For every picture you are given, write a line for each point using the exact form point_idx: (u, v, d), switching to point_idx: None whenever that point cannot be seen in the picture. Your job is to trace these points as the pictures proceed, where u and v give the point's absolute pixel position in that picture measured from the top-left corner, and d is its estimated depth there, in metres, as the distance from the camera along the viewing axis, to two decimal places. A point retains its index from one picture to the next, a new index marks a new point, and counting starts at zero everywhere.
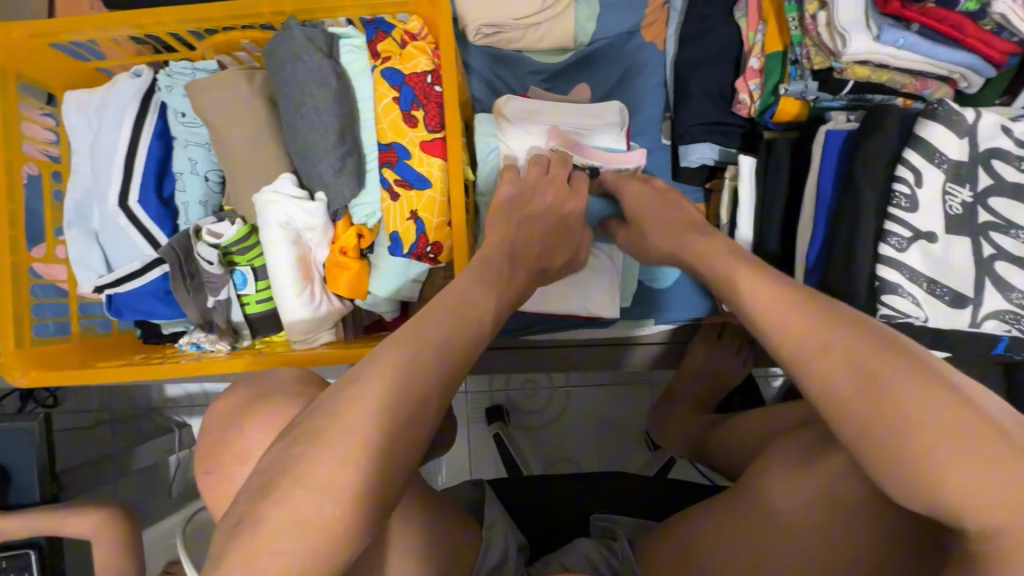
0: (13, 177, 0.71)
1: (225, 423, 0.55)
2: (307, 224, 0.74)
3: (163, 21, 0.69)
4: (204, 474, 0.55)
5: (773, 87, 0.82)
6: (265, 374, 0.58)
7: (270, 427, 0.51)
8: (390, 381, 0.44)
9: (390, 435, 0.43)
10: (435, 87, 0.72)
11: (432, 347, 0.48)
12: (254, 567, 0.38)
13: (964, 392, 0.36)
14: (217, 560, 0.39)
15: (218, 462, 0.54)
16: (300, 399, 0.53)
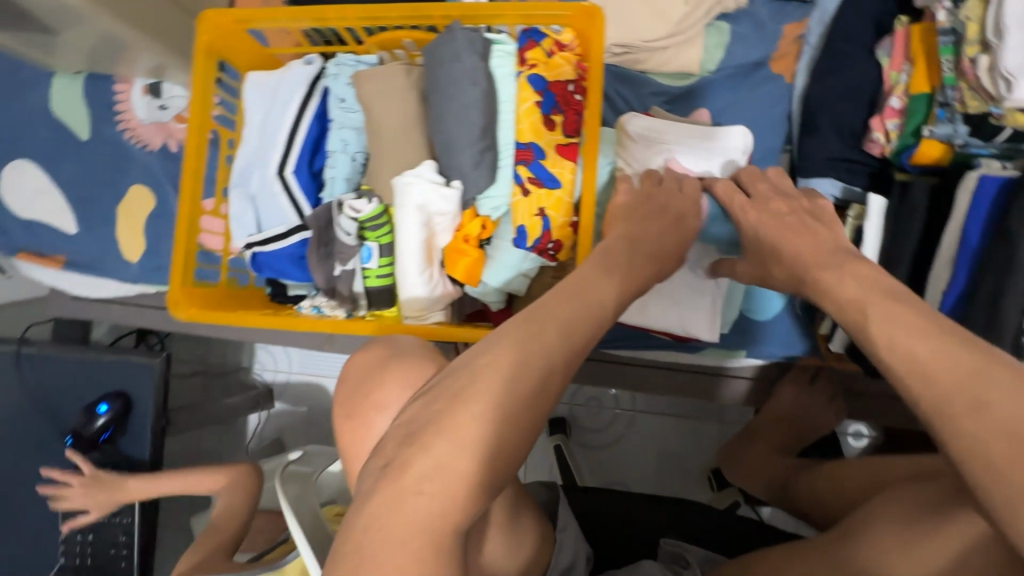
0: (202, 140, 0.82)
1: (360, 380, 0.61)
2: (439, 209, 0.78)
3: (344, 17, 0.78)
4: (340, 418, 0.62)
5: (914, 128, 0.80)
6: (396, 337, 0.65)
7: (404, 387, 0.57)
8: (517, 353, 0.47)
9: (520, 403, 0.46)
10: (576, 95, 0.78)
11: (555, 325, 0.50)
12: (402, 506, 0.42)
13: None
14: (367, 498, 0.44)
15: (354, 408, 0.60)
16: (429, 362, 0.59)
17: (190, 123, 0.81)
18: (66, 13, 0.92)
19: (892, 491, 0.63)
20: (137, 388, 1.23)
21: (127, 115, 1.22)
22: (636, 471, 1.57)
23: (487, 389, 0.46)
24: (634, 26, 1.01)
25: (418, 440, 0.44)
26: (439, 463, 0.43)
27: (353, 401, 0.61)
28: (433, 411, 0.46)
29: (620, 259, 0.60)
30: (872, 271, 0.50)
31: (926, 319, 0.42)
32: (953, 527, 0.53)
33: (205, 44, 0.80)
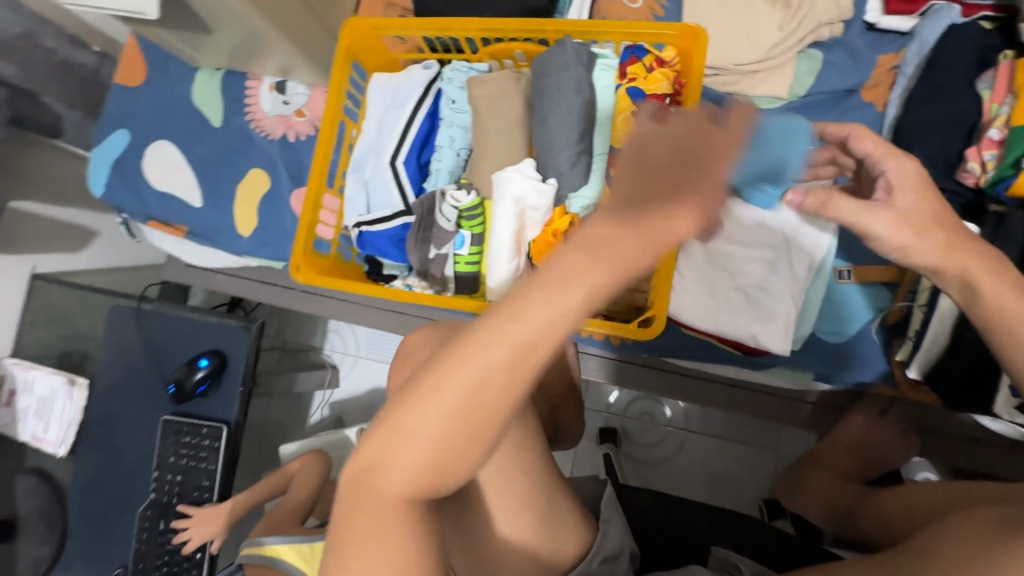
0: (332, 129, 0.94)
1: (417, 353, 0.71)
2: (534, 204, 0.84)
3: (466, 28, 0.88)
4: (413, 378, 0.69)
5: (1014, 159, 0.81)
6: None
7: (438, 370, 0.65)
8: (485, 345, 0.39)
9: (482, 400, 0.40)
10: (672, 107, 0.82)
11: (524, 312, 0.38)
12: (362, 489, 0.43)
13: None
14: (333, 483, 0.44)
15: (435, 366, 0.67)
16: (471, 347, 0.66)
17: (325, 114, 0.92)
18: (228, 15, 1.08)
19: (967, 513, 0.63)
20: (233, 348, 1.36)
21: (255, 108, 1.39)
22: (683, 491, 1.56)
23: (442, 395, 0.40)
24: (727, 49, 1.07)
25: (380, 444, 0.43)
26: (403, 468, 0.42)
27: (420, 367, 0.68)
28: (397, 417, 0.42)
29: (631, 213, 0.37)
30: None
31: None
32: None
33: (346, 46, 0.92)
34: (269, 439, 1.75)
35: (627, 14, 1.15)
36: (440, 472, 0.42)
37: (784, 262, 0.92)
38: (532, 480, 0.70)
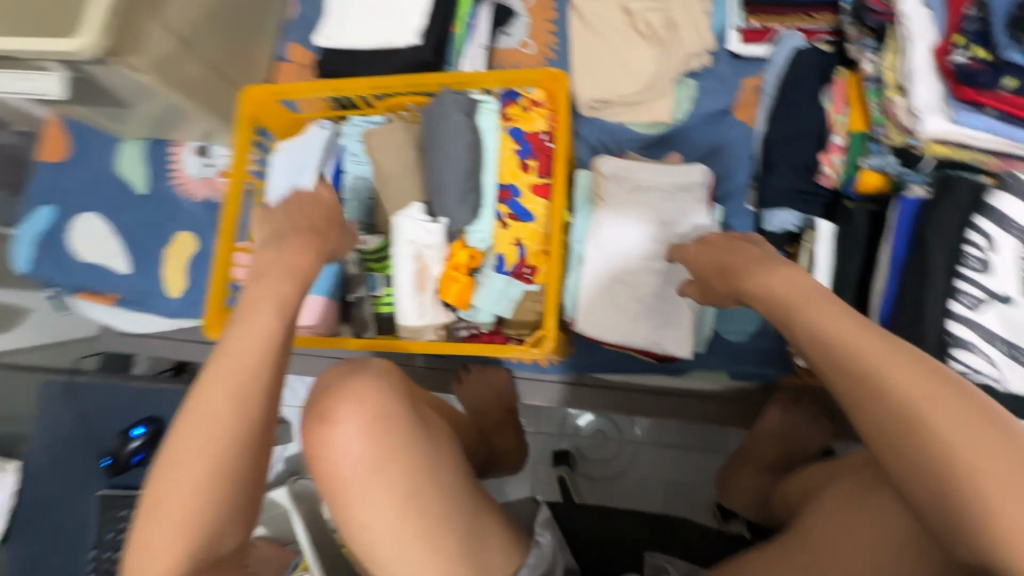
0: (238, 192, 0.99)
1: None
2: (426, 242, 0.92)
3: (357, 87, 0.95)
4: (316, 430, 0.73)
5: (855, 161, 0.89)
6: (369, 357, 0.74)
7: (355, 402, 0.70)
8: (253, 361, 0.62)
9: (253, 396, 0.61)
10: (548, 143, 0.91)
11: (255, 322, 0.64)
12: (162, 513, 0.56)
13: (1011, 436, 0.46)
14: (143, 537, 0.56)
15: None
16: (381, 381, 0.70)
17: (230, 179, 0.98)
18: (139, 91, 1.12)
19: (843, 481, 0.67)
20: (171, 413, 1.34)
21: (179, 173, 1.42)
22: (639, 504, 1.59)
23: (211, 400, 0.59)
24: (611, 85, 1.17)
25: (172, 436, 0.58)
26: (185, 471, 0.56)
27: (313, 407, 0.67)
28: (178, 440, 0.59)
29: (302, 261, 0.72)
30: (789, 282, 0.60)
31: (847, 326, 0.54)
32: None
33: (245, 113, 0.98)
34: None
35: (521, 59, 1.25)
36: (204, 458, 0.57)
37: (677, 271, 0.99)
38: (447, 504, 0.66)
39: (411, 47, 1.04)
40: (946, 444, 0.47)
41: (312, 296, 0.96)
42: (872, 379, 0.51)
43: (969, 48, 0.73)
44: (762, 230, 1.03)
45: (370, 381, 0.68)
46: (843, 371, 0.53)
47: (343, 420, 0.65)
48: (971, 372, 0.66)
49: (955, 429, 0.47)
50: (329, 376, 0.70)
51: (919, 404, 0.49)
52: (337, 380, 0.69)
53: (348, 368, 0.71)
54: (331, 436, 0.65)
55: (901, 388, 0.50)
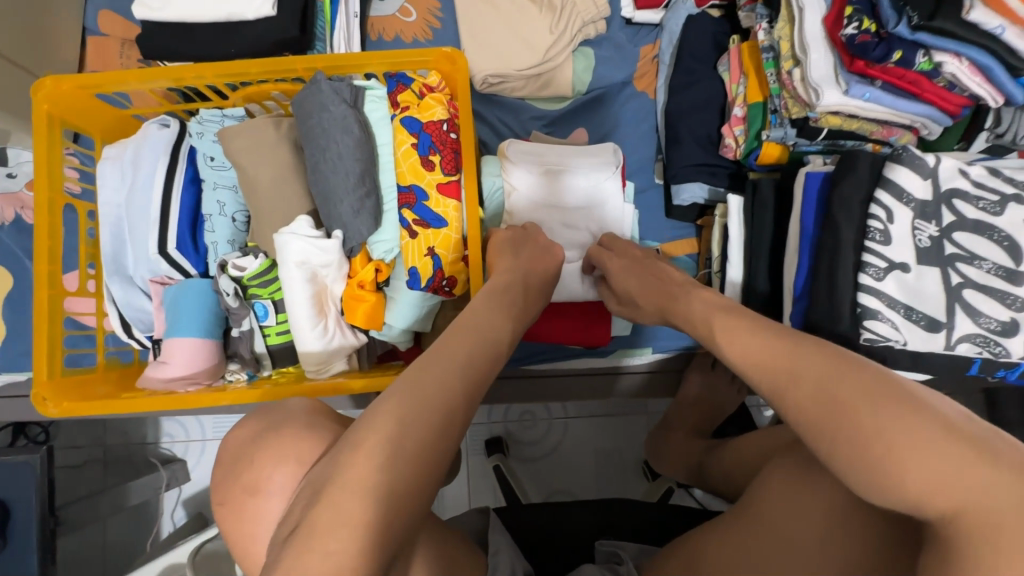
0: (54, 217, 0.75)
1: (237, 457, 0.61)
2: (322, 261, 0.78)
3: (201, 75, 0.76)
4: (219, 506, 0.60)
5: (756, 132, 0.90)
6: (277, 408, 0.63)
7: (263, 474, 0.57)
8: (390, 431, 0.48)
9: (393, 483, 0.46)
10: (451, 134, 0.79)
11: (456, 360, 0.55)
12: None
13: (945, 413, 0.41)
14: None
15: (230, 496, 0.59)
16: (285, 445, 0.58)
17: (37, 201, 0.73)
18: None
19: (782, 455, 0.69)
20: (14, 491, 1.03)
21: None
22: (574, 476, 1.61)
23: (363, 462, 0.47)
24: (507, 57, 1.07)
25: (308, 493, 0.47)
26: (358, 505, 0.45)
27: (234, 485, 0.59)
28: (346, 450, 0.48)
29: (517, 292, 0.68)
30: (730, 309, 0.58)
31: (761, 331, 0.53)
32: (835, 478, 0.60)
33: (45, 113, 0.74)
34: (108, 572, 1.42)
35: (402, 28, 1.10)
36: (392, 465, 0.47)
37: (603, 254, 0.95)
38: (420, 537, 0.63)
39: (265, 19, 0.85)
40: (851, 424, 0.42)
41: (183, 343, 0.79)
42: (783, 386, 0.48)
43: (857, 20, 0.73)
44: (672, 204, 1.03)
45: (290, 445, 0.57)
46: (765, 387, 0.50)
47: (271, 492, 0.56)
48: (879, 339, 0.70)
49: (858, 402, 0.43)
50: (242, 436, 0.62)
51: (828, 392, 0.44)
52: (253, 445, 0.60)
53: (258, 428, 0.61)
54: (256, 511, 0.56)
55: (804, 382, 0.46)
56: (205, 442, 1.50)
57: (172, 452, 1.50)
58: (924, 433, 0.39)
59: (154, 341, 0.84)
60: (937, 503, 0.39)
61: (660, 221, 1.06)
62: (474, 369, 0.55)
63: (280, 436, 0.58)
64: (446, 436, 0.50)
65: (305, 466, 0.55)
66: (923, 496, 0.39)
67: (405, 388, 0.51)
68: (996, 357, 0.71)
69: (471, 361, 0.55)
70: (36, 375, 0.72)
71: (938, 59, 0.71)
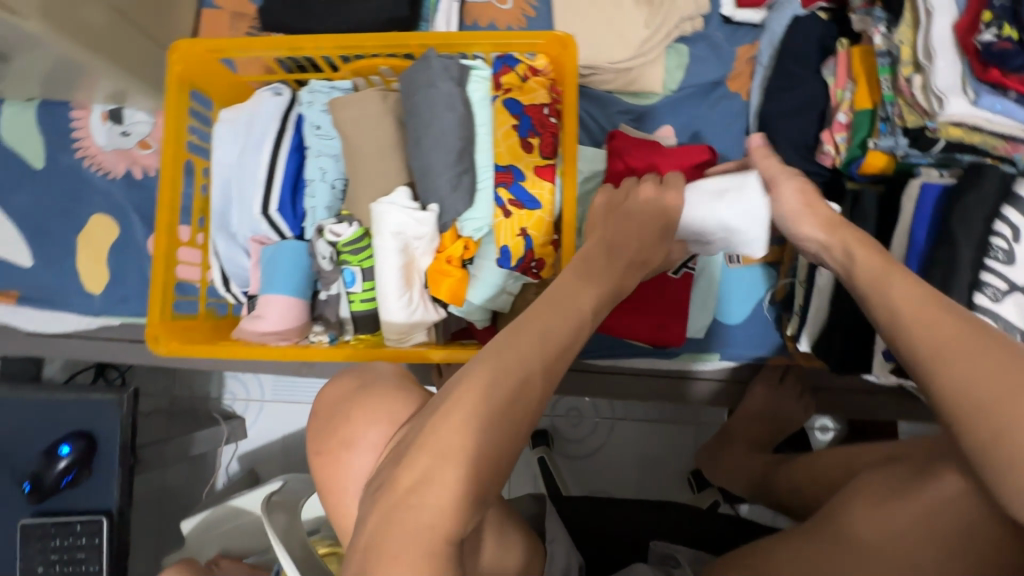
0: (177, 170, 0.80)
1: (331, 413, 0.63)
2: (415, 234, 0.80)
3: (321, 47, 0.79)
4: (311, 456, 0.63)
5: (861, 141, 0.86)
6: (371, 368, 0.65)
7: (357, 428, 0.59)
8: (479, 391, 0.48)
9: (493, 446, 0.47)
10: (551, 118, 0.81)
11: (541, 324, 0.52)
12: (386, 536, 0.45)
13: None
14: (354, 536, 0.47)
15: (323, 447, 0.62)
16: (382, 402, 0.60)
17: (164, 155, 0.79)
18: (26, 40, 0.90)
19: (865, 474, 0.67)
20: (103, 426, 1.10)
21: (86, 142, 1.17)
22: (616, 479, 1.59)
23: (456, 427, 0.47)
24: (600, 49, 1.07)
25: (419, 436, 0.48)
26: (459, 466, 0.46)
27: (329, 437, 0.61)
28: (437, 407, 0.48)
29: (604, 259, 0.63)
30: None
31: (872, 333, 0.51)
32: (931, 501, 0.58)
33: (177, 73, 0.79)
34: (167, 514, 1.51)
35: (497, 16, 1.13)
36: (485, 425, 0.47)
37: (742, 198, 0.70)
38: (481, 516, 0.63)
39: None
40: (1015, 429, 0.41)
41: (280, 298, 0.84)
42: (940, 362, 0.45)
43: (997, 25, 0.70)
44: None
45: (386, 403, 0.59)
46: (912, 364, 0.48)
47: (365, 448, 0.58)
48: None
49: None
50: (337, 391, 0.64)
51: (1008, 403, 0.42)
52: (349, 402, 0.62)
53: (354, 385, 0.64)
54: (347, 464, 0.59)
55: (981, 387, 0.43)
56: (263, 403, 1.57)
57: (233, 408, 1.58)
58: None
59: (249, 296, 0.89)
60: None
61: None
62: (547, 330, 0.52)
63: (377, 397, 0.61)
64: (515, 401, 0.48)
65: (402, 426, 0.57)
66: None
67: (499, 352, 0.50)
68: None
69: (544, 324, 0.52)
70: (149, 316, 0.77)
71: None
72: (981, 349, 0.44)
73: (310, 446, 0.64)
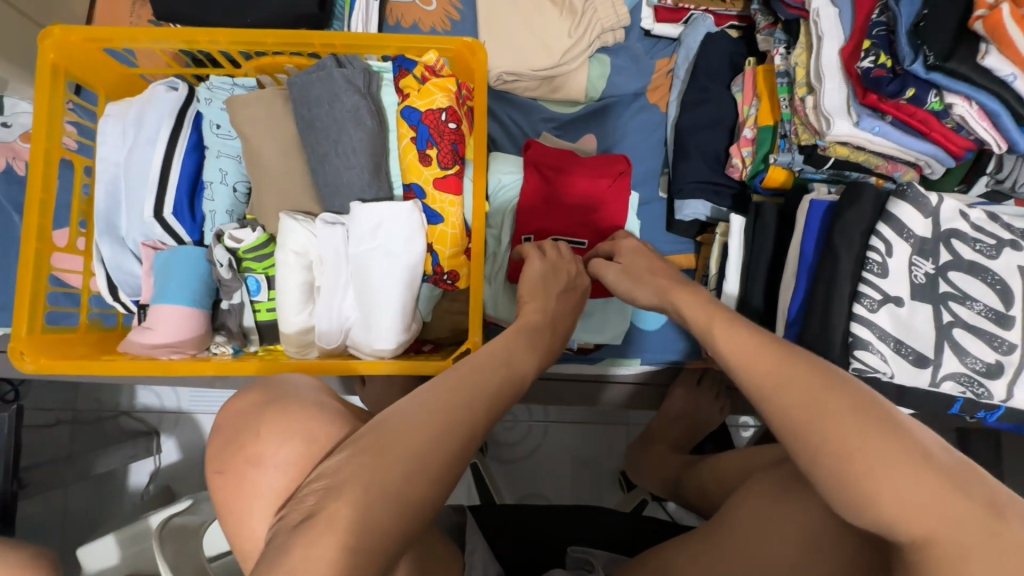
0: (50, 169, 0.73)
1: (233, 429, 0.54)
2: (317, 254, 0.77)
3: (216, 41, 0.74)
4: (214, 473, 0.53)
5: (764, 156, 0.92)
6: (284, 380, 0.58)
7: (272, 449, 0.50)
8: (379, 453, 0.44)
9: None
10: (449, 124, 0.77)
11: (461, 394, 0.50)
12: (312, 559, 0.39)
13: (957, 474, 0.41)
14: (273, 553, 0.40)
15: (230, 462, 0.52)
16: (301, 407, 0.53)
17: (34, 151, 0.71)
18: None
19: (758, 477, 0.69)
20: None
21: None
22: (550, 481, 1.61)
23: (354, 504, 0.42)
24: (524, 56, 1.07)
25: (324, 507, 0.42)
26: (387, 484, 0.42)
27: (232, 455, 0.52)
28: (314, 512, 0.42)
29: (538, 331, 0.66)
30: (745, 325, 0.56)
31: (746, 335, 0.53)
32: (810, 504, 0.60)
33: (50, 62, 0.72)
34: (69, 539, 1.37)
35: (421, 17, 1.10)
36: (381, 488, 0.42)
37: (328, 104, 0.74)
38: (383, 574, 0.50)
39: None
40: (838, 454, 0.42)
41: (173, 309, 0.78)
42: (758, 397, 0.48)
43: (874, 54, 0.73)
44: (675, 218, 1.04)
45: (294, 414, 0.52)
46: (748, 398, 0.50)
47: None
48: (868, 369, 0.70)
49: (856, 447, 0.42)
50: (240, 407, 0.55)
51: (825, 426, 0.43)
52: (255, 417, 0.53)
53: (262, 399, 0.56)
54: (252, 488, 0.50)
55: (822, 412, 0.44)
56: (178, 415, 1.44)
57: (145, 422, 1.45)
58: (900, 471, 0.40)
59: (140, 306, 0.82)
60: (903, 523, 0.40)
61: (661, 234, 1.07)
62: (511, 365, 0.56)
63: (284, 411, 0.53)
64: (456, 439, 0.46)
65: (306, 445, 0.50)
66: (886, 518, 0.40)
67: (385, 434, 0.45)
68: (978, 398, 0.71)
69: (493, 372, 0.53)
70: (14, 329, 0.70)
71: (949, 100, 0.72)
72: (788, 377, 0.47)
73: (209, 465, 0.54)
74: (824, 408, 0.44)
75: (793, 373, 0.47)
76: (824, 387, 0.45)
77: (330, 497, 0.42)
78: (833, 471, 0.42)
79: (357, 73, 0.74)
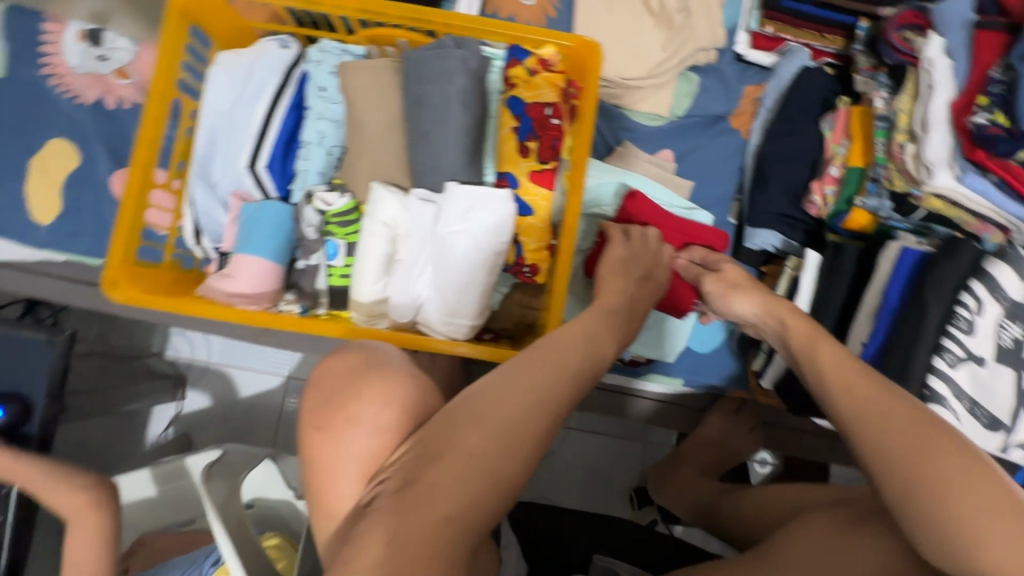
0: (163, 108, 0.75)
1: (332, 388, 0.57)
2: (404, 228, 0.77)
3: (340, 7, 0.76)
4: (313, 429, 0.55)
5: (848, 197, 0.90)
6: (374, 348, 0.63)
7: (364, 417, 0.54)
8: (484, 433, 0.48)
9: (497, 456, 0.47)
10: (553, 120, 0.78)
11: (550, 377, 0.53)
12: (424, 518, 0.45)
13: None
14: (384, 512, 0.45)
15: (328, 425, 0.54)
16: (395, 382, 0.57)
17: (153, 87, 0.73)
18: None
19: (813, 514, 0.68)
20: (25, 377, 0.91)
21: (55, 58, 1.05)
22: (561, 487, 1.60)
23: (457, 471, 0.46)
24: (617, 63, 1.07)
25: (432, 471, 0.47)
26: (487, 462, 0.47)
27: (328, 412, 0.55)
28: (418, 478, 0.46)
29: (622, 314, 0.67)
30: (839, 361, 0.55)
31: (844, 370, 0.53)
32: None
33: (180, 5, 0.73)
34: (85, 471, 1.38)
35: (519, 11, 1.11)
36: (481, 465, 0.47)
37: (440, 82, 0.74)
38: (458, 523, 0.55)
39: None
40: (936, 504, 0.42)
41: (254, 261, 0.79)
42: (850, 432, 0.48)
43: (990, 111, 0.75)
44: (742, 245, 1.04)
45: (384, 386, 0.55)
46: (840, 433, 0.49)
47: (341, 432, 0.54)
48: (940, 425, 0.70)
49: (962, 499, 0.41)
50: (340, 367, 0.59)
51: (928, 473, 0.43)
52: (355, 379, 0.57)
53: (361, 362, 0.60)
54: (341, 449, 0.53)
55: (929, 461, 0.43)
56: (207, 364, 1.45)
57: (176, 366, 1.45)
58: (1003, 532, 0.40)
59: (220, 253, 0.84)
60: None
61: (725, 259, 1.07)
62: (595, 345, 0.58)
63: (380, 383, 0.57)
64: (544, 417, 0.50)
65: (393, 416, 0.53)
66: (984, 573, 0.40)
67: (487, 414, 0.49)
68: None
69: (581, 355, 0.56)
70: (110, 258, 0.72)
71: None
72: (885, 415, 0.47)
73: (308, 419, 0.57)
74: (926, 454, 0.44)
75: (896, 418, 0.47)
76: (930, 434, 0.45)
77: (434, 462, 0.47)
78: (929, 518, 0.42)
79: (473, 56, 0.75)
